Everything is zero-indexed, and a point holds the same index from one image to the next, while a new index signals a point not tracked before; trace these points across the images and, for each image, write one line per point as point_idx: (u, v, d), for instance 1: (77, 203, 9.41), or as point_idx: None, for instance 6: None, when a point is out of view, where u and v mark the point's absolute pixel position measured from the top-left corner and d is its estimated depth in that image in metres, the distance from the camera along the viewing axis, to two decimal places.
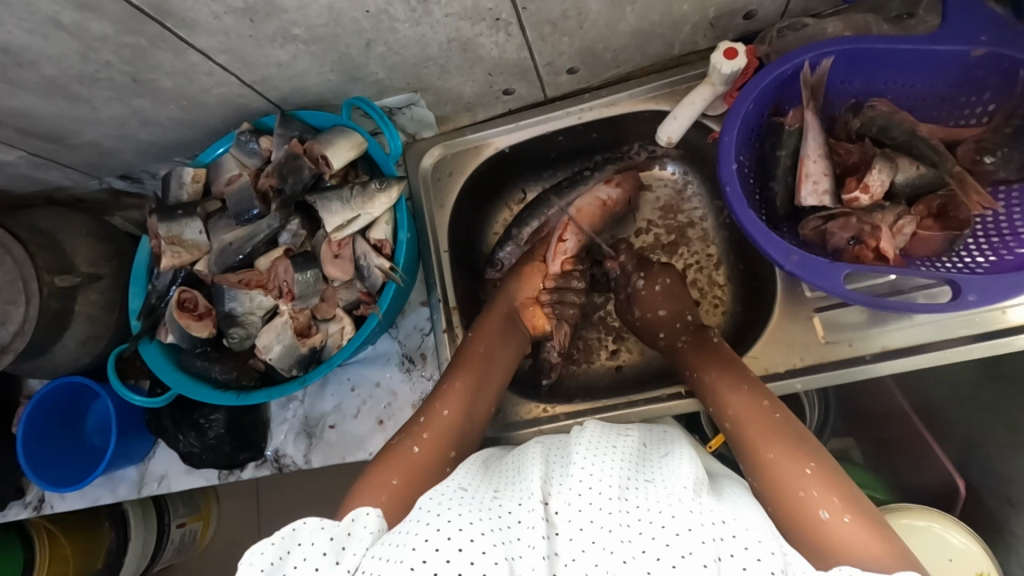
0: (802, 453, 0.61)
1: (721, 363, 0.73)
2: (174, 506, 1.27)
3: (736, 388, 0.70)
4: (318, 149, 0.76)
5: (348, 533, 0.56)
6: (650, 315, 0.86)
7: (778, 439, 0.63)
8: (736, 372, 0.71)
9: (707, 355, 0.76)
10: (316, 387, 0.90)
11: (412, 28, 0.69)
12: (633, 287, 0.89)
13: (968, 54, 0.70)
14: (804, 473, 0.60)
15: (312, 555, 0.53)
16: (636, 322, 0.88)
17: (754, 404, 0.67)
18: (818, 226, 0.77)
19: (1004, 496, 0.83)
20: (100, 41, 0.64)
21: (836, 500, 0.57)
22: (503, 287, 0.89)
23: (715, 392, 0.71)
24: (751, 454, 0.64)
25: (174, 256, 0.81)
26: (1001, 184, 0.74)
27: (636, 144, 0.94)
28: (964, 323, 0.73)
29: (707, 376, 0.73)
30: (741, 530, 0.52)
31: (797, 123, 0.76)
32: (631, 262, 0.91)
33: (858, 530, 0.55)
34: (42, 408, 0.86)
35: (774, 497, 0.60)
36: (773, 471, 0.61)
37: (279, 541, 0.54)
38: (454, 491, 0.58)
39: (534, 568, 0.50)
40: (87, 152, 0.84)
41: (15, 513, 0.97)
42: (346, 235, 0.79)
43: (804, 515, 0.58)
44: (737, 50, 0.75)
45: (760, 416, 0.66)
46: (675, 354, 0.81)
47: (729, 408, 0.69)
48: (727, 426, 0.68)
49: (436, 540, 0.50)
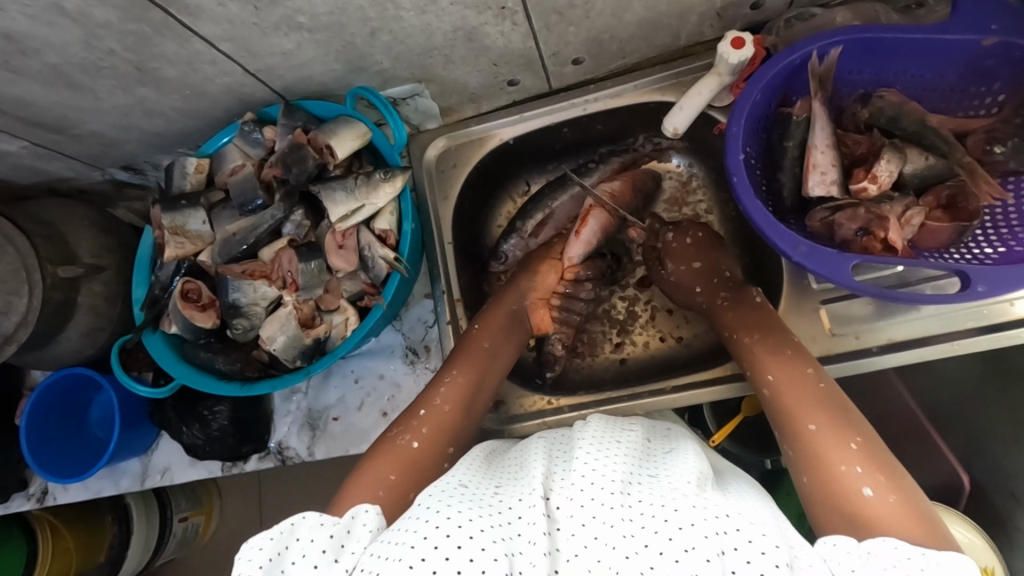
0: (845, 426, 0.60)
1: (760, 324, 0.73)
2: (177, 500, 1.27)
3: (778, 351, 0.69)
4: (323, 139, 0.75)
5: (348, 531, 0.56)
6: (683, 267, 0.85)
7: (819, 409, 0.62)
8: (778, 338, 0.70)
9: (749, 313, 0.75)
10: (319, 379, 0.90)
11: (418, 16, 0.69)
12: (664, 242, 0.89)
13: (978, 43, 0.70)
14: (848, 448, 0.58)
15: (310, 552, 0.53)
16: (668, 278, 0.87)
17: (797, 371, 0.66)
18: (825, 218, 0.77)
19: (1010, 492, 0.83)
20: (104, 28, 0.63)
21: (881, 478, 0.56)
22: (514, 282, 0.88)
23: (757, 358, 0.70)
24: (791, 424, 0.63)
25: (178, 246, 0.81)
26: (1011, 175, 0.74)
27: (642, 136, 0.93)
28: (971, 315, 0.72)
29: (747, 337, 0.73)
30: (746, 523, 0.51)
31: (805, 113, 0.75)
32: (657, 222, 0.92)
33: (901, 507, 0.53)
34: (45, 400, 0.86)
35: (809, 466, 0.59)
36: (812, 443, 0.60)
37: (277, 536, 0.54)
38: (454, 488, 0.58)
39: (534, 564, 0.49)
40: (90, 143, 0.84)
41: (19, 506, 0.97)
42: (351, 225, 0.79)
43: (842, 487, 0.56)
44: (744, 39, 0.75)
45: (803, 381, 0.65)
46: (714, 310, 0.80)
47: (769, 373, 0.68)
48: (765, 391, 0.67)
49: (435, 537, 0.50)
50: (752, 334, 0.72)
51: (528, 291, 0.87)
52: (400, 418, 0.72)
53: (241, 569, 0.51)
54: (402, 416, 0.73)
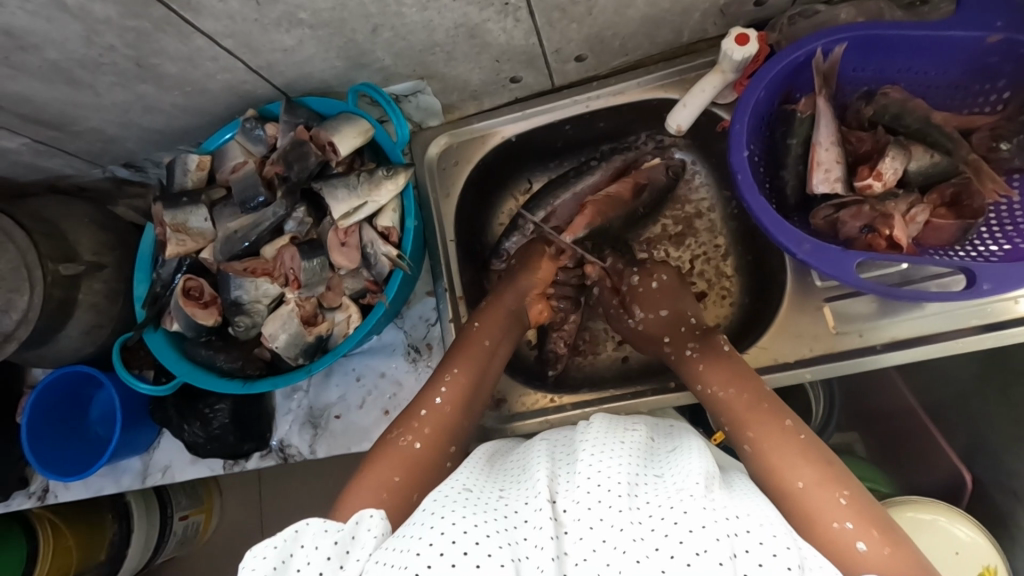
0: (834, 478, 0.59)
1: (734, 377, 0.70)
2: (177, 499, 1.26)
3: (750, 409, 0.67)
4: (325, 136, 0.75)
5: (353, 536, 0.56)
6: (652, 316, 0.82)
7: (804, 464, 0.60)
8: (749, 389, 0.69)
9: (721, 364, 0.72)
10: (321, 376, 0.90)
11: (420, 13, 0.68)
12: (629, 285, 0.85)
13: (983, 40, 0.69)
14: (836, 503, 0.57)
15: (316, 559, 0.52)
16: (635, 327, 0.83)
17: (776, 425, 0.64)
18: (829, 215, 0.76)
19: (1012, 491, 0.83)
20: (104, 24, 0.63)
21: (875, 533, 0.55)
22: (511, 277, 0.86)
23: (733, 411, 0.68)
24: (777, 481, 0.61)
25: (179, 244, 0.80)
26: (1016, 172, 0.74)
27: (643, 134, 0.92)
28: (974, 313, 0.72)
29: (722, 392, 0.70)
30: (754, 525, 0.51)
31: (809, 110, 0.75)
32: (620, 262, 0.88)
33: (896, 562, 0.53)
34: (46, 398, 0.86)
35: (801, 524, 0.58)
36: (800, 500, 0.59)
37: (281, 544, 0.53)
38: (458, 493, 0.57)
39: (541, 569, 0.50)
40: (91, 140, 0.83)
41: (19, 504, 0.97)
42: (353, 223, 0.78)
43: (837, 544, 0.55)
44: (749, 36, 0.75)
45: (785, 437, 0.63)
46: (682, 363, 0.76)
47: (750, 429, 0.65)
48: (748, 447, 0.65)
49: (441, 543, 0.50)
50: (727, 388, 0.70)
51: (528, 288, 0.85)
52: (401, 420, 0.71)
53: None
54: (403, 415, 0.72)
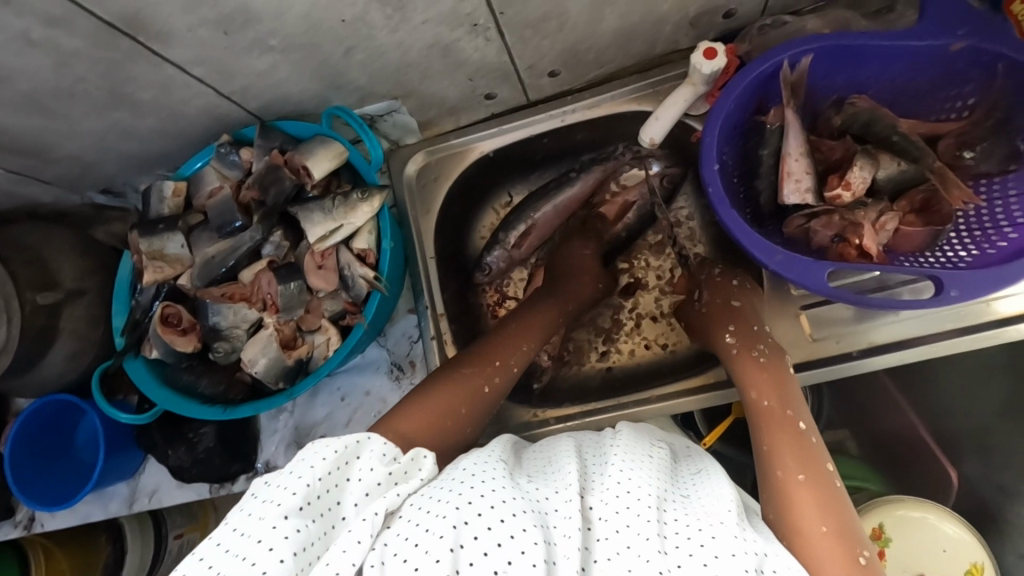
0: (853, 536, 0.56)
1: (781, 392, 0.69)
2: (172, 517, 1.22)
3: (795, 441, 0.64)
4: (299, 160, 0.76)
5: (404, 472, 0.56)
6: (720, 302, 0.80)
7: (832, 510, 0.58)
8: (790, 403, 0.68)
9: (776, 377, 0.70)
10: (305, 397, 0.90)
11: (390, 35, 0.69)
12: (708, 275, 0.83)
13: (946, 48, 0.70)
14: (857, 558, 0.54)
15: (367, 479, 0.53)
16: (698, 310, 0.81)
17: (818, 463, 0.62)
18: (802, 225, 0.77)
19: (998, 486, 0.87)
20: (73, 56, 0.63)
21: None
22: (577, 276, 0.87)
23: (773, 430, 0.66)
24: (798, 517, 0.58)
25: (157, 270, 0.80)
26: (983, 177, 0.75)
27: (622, 145, 0.90)
28: (950, 317, 0.73)
29: (783, 411, 0.67)
30: (782, 567, 0.51)
31: (778, 121, 0.76)
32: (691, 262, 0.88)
33: None
34: (29, 427, 0.85)
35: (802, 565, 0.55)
36: (814, 541, 0.55)
37: (341, 450, 0.54)
38: (497, 463, 0.58)
39: (569, 557, 0.49)
40: (67, 167, 0.83)
41: (6, 533, 0.97)
42: (330, 245, 0.78)
43: None
44: (717, 50, 0.76)
45: (823, 475, 0.61)
46: (744, 362, 0.73)
47: (783, 460, 0.62)
48: (779, 473, 0.62)
49: (479, 506, 0.50)
50: (788, 409, 0.67)
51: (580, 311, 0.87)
52: (476, 357, 0.74)
53: (301, 472, 0.52)
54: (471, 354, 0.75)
